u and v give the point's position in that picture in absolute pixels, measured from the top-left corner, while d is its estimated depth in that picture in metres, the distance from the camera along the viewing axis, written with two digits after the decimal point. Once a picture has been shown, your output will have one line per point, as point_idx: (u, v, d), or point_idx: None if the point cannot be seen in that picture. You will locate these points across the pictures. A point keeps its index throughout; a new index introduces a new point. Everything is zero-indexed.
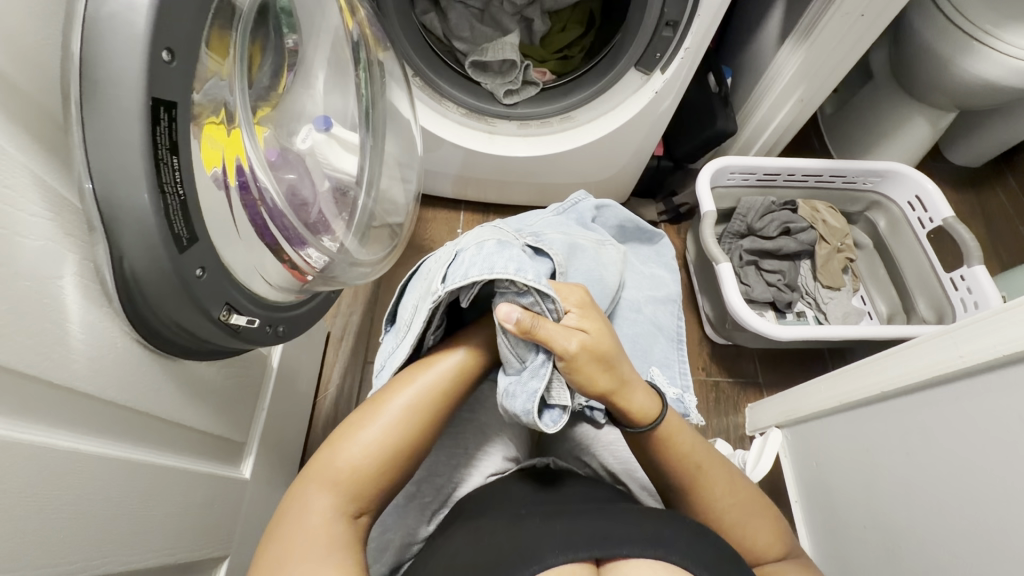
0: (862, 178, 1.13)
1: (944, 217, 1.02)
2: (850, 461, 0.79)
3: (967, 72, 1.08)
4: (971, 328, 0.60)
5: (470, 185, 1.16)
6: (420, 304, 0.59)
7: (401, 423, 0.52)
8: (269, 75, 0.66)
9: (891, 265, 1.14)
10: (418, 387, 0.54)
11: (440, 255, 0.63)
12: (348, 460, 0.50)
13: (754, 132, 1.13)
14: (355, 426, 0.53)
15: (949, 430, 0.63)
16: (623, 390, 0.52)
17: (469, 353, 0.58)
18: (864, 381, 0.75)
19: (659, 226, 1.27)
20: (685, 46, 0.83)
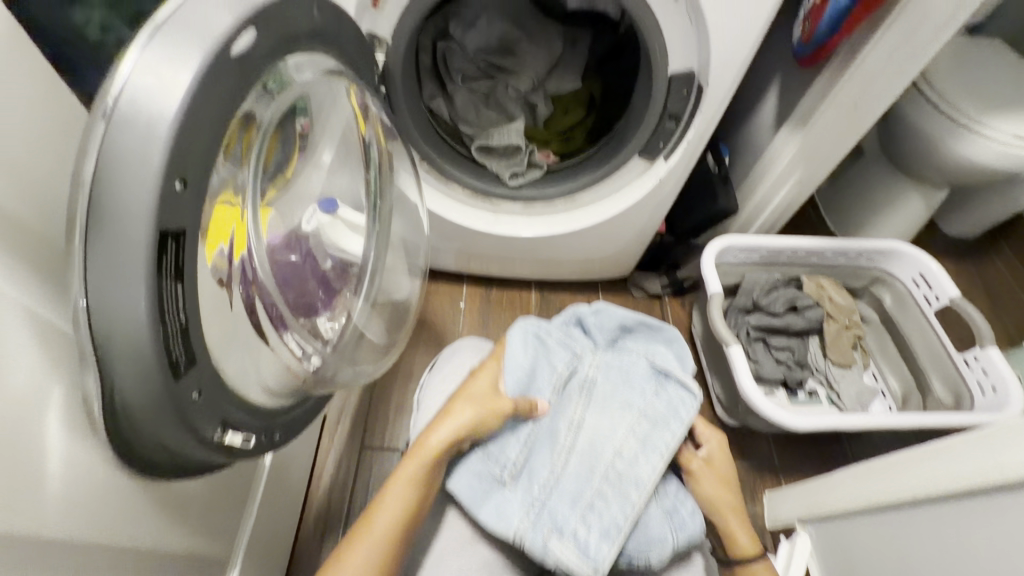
0: (864, 256, 1.13)
1: (951, 296, 1.02)
2: (883, 568, 0.73)
3: (957, 154, 1.11)
4: (1008, 435, 0.57)
5: (475, 261, 1.15)
6: (648, 411, 0.74)
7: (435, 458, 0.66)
8: (280, 161, 0.65)
9: (900, 342, 1.13)
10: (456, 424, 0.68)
11: (602, 365, 0.78)
12: (400, 494, 0.63)
13: (755, 211, 1.14)
14: (393, 478, 0.64)
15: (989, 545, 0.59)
16: (728, 511, 0.75)
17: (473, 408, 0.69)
18: (893, 482, 0.71)
19: (664, 301, 1.26)
20: (687, 137, 0.84)
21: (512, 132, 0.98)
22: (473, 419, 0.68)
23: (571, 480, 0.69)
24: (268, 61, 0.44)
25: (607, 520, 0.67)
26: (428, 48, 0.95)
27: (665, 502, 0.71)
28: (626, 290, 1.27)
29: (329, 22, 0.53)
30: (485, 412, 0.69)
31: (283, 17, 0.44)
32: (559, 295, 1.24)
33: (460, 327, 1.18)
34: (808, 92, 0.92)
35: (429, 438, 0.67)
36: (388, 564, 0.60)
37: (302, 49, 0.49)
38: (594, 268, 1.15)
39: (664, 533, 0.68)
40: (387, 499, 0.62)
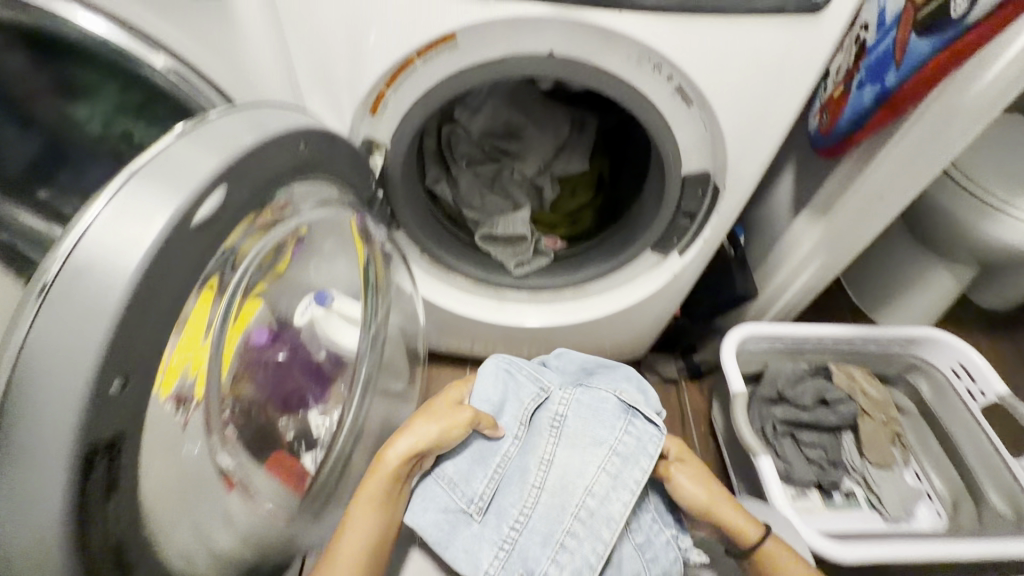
0: (895, 344, 1.04)
1: (999, 392, 0.94)
2: None
3: (987, 237, 1.04)
4: None
5: (477, 345, 1.09)
6: (620, 446, 0.71)
7: (389, 474, 0.66)
8: (263, 268, 0.62)
9: (943, 437, 1.03)
10: (407, 444, 0.66)
11: (574, 398, 0.75)
12: (364, 517, 0.64)
13: (775, 294, 1.07)
14: (357, 500, 0.65)
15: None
16: (717, 504, 0.70)
17: (438, 425, 0.68)
18: None
19: (680, 385, 1.18)
20: (704, 233, 0.79)
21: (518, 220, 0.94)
22: (435, 434, 0.67)
23: (540, 519, 0.67)
24: (242, 213, 0.40)
25: (575, 559, 0.65)
26: (433, 135, 0.93)
27: (637, 536, 0.70)
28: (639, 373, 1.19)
29: (318, 151, 0.50)
30: (439, 428, 0.68)
31: (258, 164, 0.41)
32: None
33: None
34: (831, 180, 0.88)
35: (388, 452, 0.66)
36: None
37: (284, 186, 0.46)
38: (605, 353, 1.08)
39: (636, 570, 0.68)
40: (352, 517, 0.64)
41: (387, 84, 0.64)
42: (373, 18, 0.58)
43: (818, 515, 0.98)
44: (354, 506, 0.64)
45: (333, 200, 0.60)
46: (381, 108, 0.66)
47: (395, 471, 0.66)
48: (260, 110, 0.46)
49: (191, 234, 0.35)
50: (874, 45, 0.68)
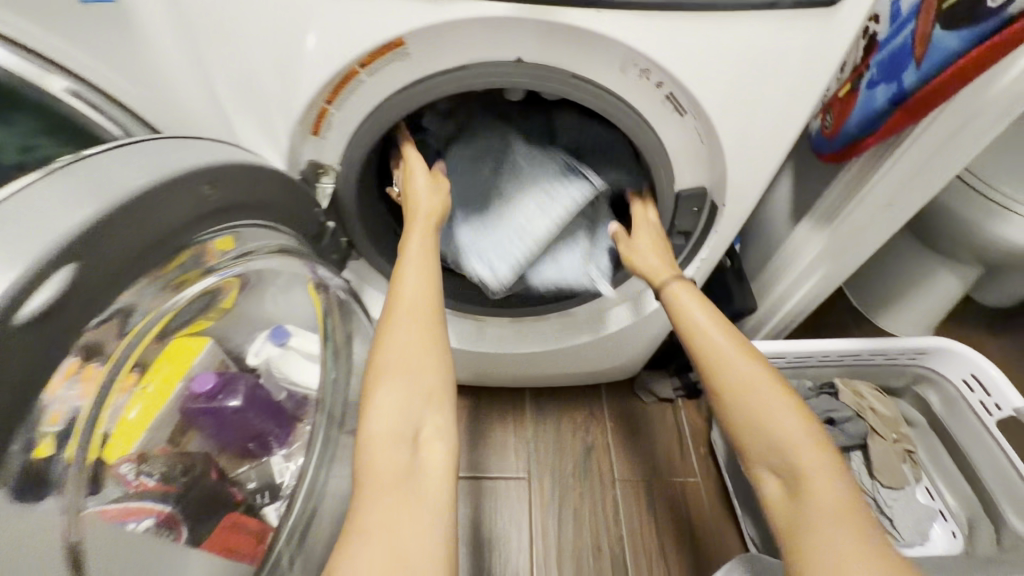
0: (903, 355, 0.97)
1: (1016, 406, 0.85)
2: None
3: (996, 239, 0.98)
4: None
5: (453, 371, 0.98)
6: (564, 209, 0.71)
7: (432, 186, 0.67)
8: (194, 313, 0.56)
9: (957, 453, 0.96)
10: (438, 195, 0.67)
11: (530, 173, 0.74)
12: (416, 297, 0.59)
13: (776, 306, 0.99)
14: (399, 272, 0.61)
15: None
16: (679, 288, 0.62)
17: (445, 193, 0.68)
18: None
19: (677, 405, 1.07)
20: (700, 254, 0.70)
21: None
22: (442, 206, 0.67)
23: (496, 240, 0.74)
24: (107, 291, 0.33)
25: (511, 251, 0.73)
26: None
27: (590, 251, 0.78)
28: (632, 394, 1.08)
29: (229, 190, 0.43)
30: (444, 194, 0.68)
31: (140, 224, 0.34)
32: (555, 402, 1.06)
33: None
34: (835, 186, 0.80)
35: (412, 189, 0.67)
36: (427, 306, 0.59)
37: (190, 239, 0.40)
38: (595, 377, 1.00)
39: (578, 275, 0.78)
40: (403, 280, 0.60)
41: (328, 100, 0.55)
42: (305, 23, 0.49)
43: None
44: (397, 268, 0.62)
45: (280, 247, 0.54)
46: (325, 128, 0.58)
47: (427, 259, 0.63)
48: (164, 147, 0.40)
49: (12, 332, 0.28)
50: (887, 40, 0.63)
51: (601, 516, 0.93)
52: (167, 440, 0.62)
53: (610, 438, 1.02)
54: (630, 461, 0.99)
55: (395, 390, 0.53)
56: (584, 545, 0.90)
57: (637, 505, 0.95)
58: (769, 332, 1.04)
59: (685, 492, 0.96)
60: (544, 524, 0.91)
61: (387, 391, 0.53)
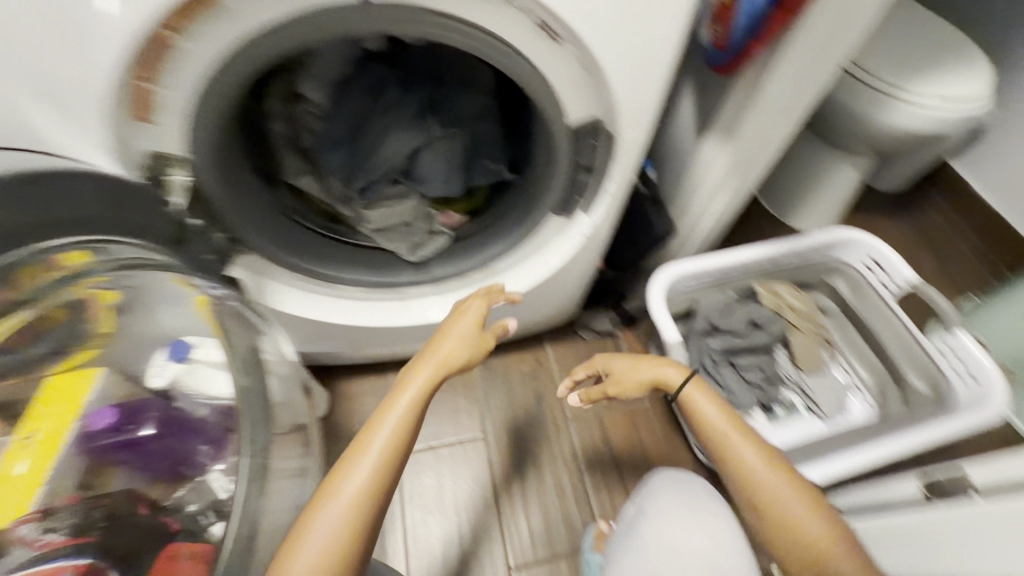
0: (812, 252, 1.02)
1: (908, 279, 0.94)
2: None
3: (885, 127, 1.02)
4: None
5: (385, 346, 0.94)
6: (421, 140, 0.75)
7: (464, 337, 0.62)
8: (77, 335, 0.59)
9: (865, 331, 1.03)
10: (453, 335, 0.62)
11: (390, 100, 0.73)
12: (387, 442, 0.52)
13: (694, 225, 1.00)
14: (381, 412, 0.55)
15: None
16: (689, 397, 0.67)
17: (463, 326, 0.63)
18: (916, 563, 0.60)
19: (618, 336, 1.10)
20: (608, 189, 0.68)
21: (404, 210, 0.81)
22: (464, 339, 0.62)
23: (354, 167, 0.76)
24: None
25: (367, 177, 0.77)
26: (281, 117, 0.71)
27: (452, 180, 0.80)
28: (574, 335, 1.09)
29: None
30: (473, 340, 0.62)
31: None
32: (500, 358, 1.06)
33: None
34: (732, 98, 0.80)
35: (455, 321, 0.63)
36: (371, 505, 0.50)
37: None
38: (536, 325, 1.00)
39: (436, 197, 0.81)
40: (382, 424, 0.54)
41: (140, 77, 0.47)
42: None
43: (762, 434, 0.97)
44: (380, 413, 0.55)
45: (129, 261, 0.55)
46: (158, 112, 0.50)
47: (413, 414, 0.55)
48: None
49: None
50: None
51: (558, 457, 0.96)
52: (75, 488, 0.58)
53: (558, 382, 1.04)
54: None
55: (327, 533, 0.48)
56: (547, 488, 0.93)
57: (590, 440, 0.98)
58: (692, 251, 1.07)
59: (634, 418, 1.01)
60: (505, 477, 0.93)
61: (320, 531, 0.48)
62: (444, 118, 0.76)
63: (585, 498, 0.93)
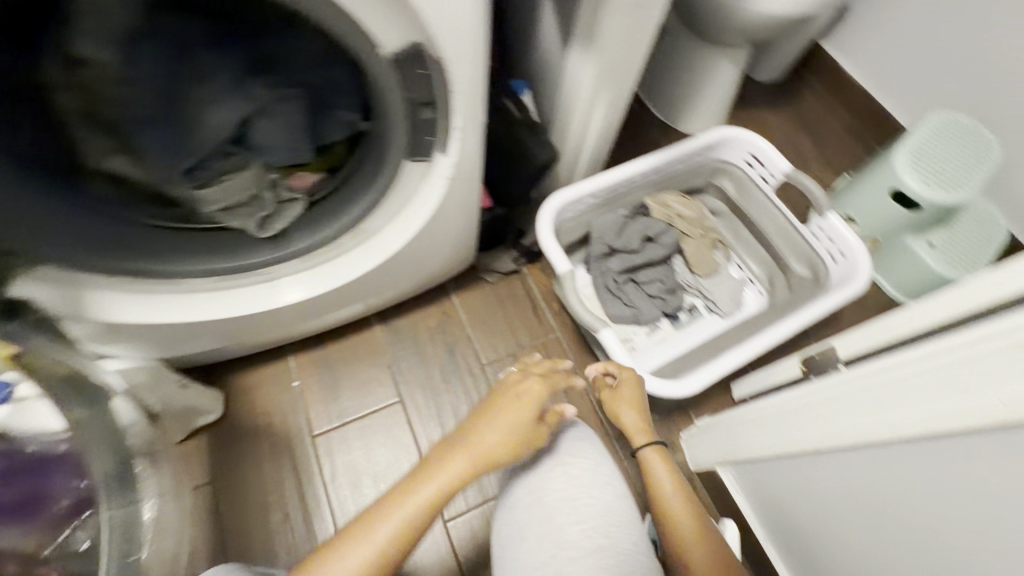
0: (695, 156, 1.01)
1: (783, 170, 0.96)
2: (811, 510, 0.69)
3: (751, 14, 0.99)
4: (902, 388, 0.49)
5: (269, 331, 0.86)
6: (253, 109, 0.61)
7: (516, 430, 0.60)
8: None
9: (751, 227, 1.07)
10: (503, 423, 0.60)
11: (209, 64, 0.56)
12: (405, 517, 0.54)
13: (578, 146, 0.96)
14: (415, 481, 0.57)
15: (922, 490, 0.52)
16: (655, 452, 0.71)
17: (517, 415, 0.61)
18: (799, 435, 0.64)
19: (523, 273, 1.08)
20: (457, 123, 0.61)
21: (246, 183, 0.68)
22: (514, 430, 0.60)
23: (168, 143, 0.60)
24: None
25: (189, 158, 0.62)
26: (64, 88, 0.53)
27: (294, 145, 0.67)
28: (478, 280, 1.06)
29: None
30: (518, 435, 0.60)
31: None
32: (405, 318, 1.01)
33: (298, 412, 0.92)
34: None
35: (512, 403, 0.62)
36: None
37: None
38: (430, 275, 0.95)
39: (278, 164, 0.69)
40: (406, 499, 0.55)
41: None
42: None
43: (668, 341, 1.02)
44: (408, 486, 0.56)
45: None
46: None
47: (435, 502, 0.56)
48: None
49: None
50: None
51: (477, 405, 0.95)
52: None
53: (468, 330, 1.02)
54: (492, 342, 1.01)
55: None
56: None
57: None
58: (583, 173, 1.03)
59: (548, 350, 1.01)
60: (426, 436, 0.92)
61: None
62: (279, 77, 0.61)
63: None
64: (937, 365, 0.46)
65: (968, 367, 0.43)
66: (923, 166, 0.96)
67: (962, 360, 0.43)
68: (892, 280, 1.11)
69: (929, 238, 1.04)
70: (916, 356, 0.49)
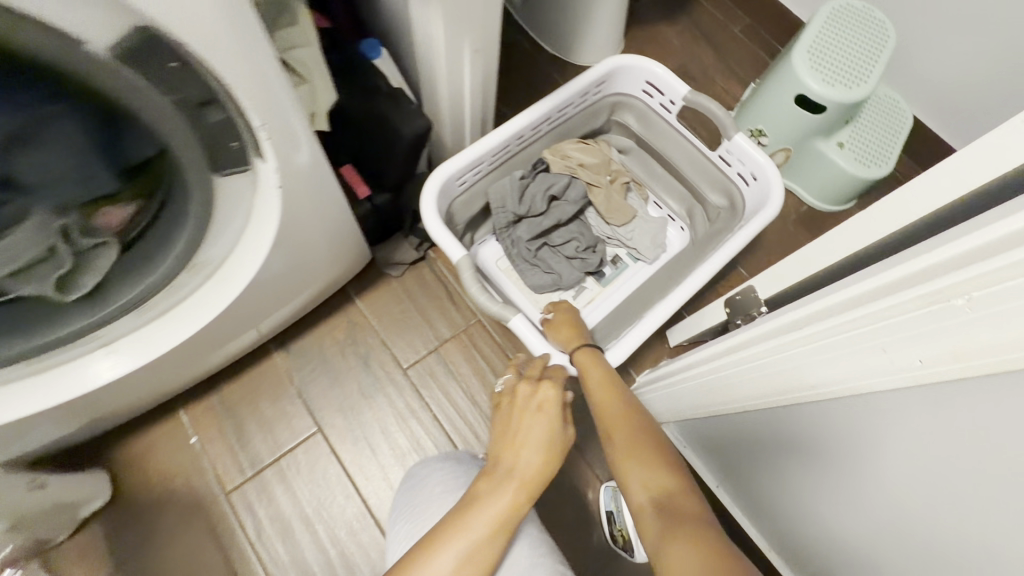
0: (588, 93, 0.90)
1: (683, 95, 0.87)
2: (753, 458, 0.66)
3: None
4: (810, 352, 0.42)
5: (135, 394, 0.73)
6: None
7: (551, 446, 0.47)
8: None
9: (662, 160, 0.99)
10: (539, 440, 0.47)
11: None
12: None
13: (455, 108, 0.83)
14: (449, 529, 0.42)
15: (842, 438, 0.48)
16: (588, 361, 0.65)
17: (550, 427, 0.48)
18: (725, 397, 0.59)
19: (430, 258, 0.97)
20: (258, 122, 0.47)
21: (27, 239, 0.50)
22: (547, 445, 0.47)
23: None
24: None
25: None
26: None
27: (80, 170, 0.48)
28: (381, 277, 0.95)
29: None
30: (558, 449, 0.47)
31: None
32: (307, 337, 0.90)
33: (202, 470, 0.81)
34: None
35: (535, 411, 0.49)
36: None
37: None
38: (317, 284, 0.84)
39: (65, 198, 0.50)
40: (444, 556, 0.41)
41: None
42: None
43: (597, 299, 0.96)
44: (441, 535, 0.42)
45: None
46: None
47: (490, 548, 0.43)
48: None
49: None
50: None
51: (404, 414, 0.87)
52: None
53: (381, 334, 0.91)
54: (409, 342, 0.91)
55: None
56: (403, 452, 0.85)
57: (433, 381, 0.89)
58: (472, 135, 0.91)
59: (472, 336, 0.92)
60: (355, 463, 0.83)
61: None
62: (18, 91, 0.39)
63: (447, 441, 0.86)
64: (823, 320, 0.40)
65: (856, 322, 0.37)
66: (824, 63, 0.90)
67: (849, 312, 0.38)
68: (808, 188, 1.08)
69: (839, 138, 1.00)
70: (805, 308, 0.43)
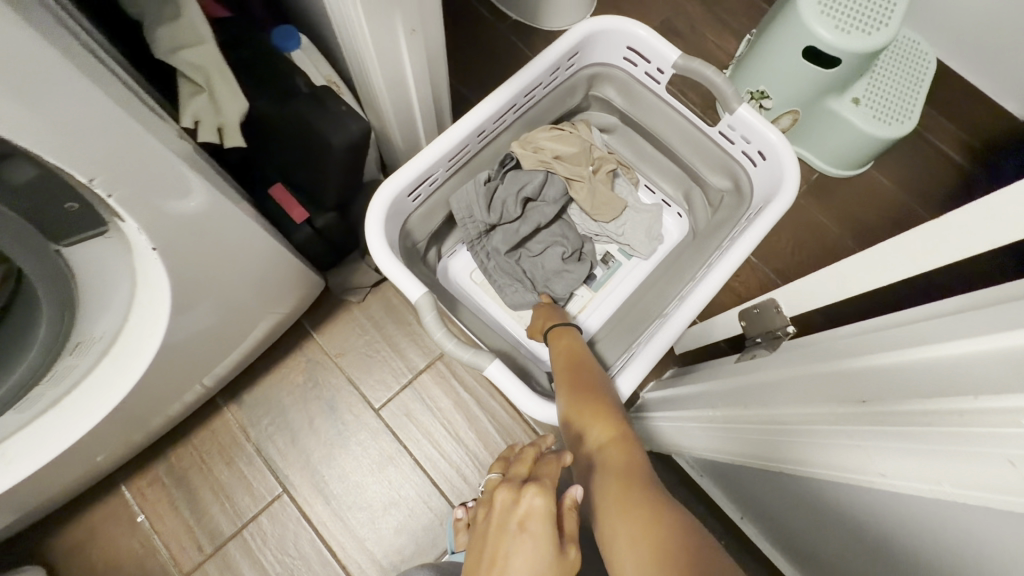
0: (559, 69, 0.75)
1: (672, 61, 0.72)
2: (786, 506, 0.56)
3: None
4: (899, 435, 0.31)
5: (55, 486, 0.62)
6: None
7: None
8: None
9: (651, 138, 0.85)
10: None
11: None
12: None
13: (399, 105, 0.68)
14: None
15: (914, 528, 0.37)
16: (557, 337, 0.66)
17: (538, 553, 0.37)
18: (755, 451, 0.48)
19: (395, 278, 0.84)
20: (92, 180, 0.35)
21: None
22: None
23: None
24: None
25: None
26: None
27: None
28: (340, 306, 0.82)
29: None
30: None
31: None
32: (261, 385, 0.78)
33: (155, 551, 0.71)
34: None
35: (513, 529, 0.38)
36: None
37: None
38: (262, 330, 0.72)
39: None
40: None
41: None
42: None
43: (591, 307, 0.84)
44: None
45: None
46: None
47: None
48: None
49: None
50: None
51: (381, 462, 0.76)
52: None
53: (346, 372, 0.80)
54: (381, 379, 0.80)
55: None
56: (383, 506, 0.74)
57: (411, 420, 0.78)
58: (426, 132, 0.77)
59: (450, 365, 0.81)
60: (329, 525, 0.73)
61: None
62: None
63: (433, 488, 0.76)
64: (930, 407, 0.29)
65: (992, 423, 0.26)
66: (837, 8, 0.75)
67: (976, 407, 0.27)
68: (821, 153, 0.94)
69: (854, 94, 0.85)
70: (906, 379, 0.32)
